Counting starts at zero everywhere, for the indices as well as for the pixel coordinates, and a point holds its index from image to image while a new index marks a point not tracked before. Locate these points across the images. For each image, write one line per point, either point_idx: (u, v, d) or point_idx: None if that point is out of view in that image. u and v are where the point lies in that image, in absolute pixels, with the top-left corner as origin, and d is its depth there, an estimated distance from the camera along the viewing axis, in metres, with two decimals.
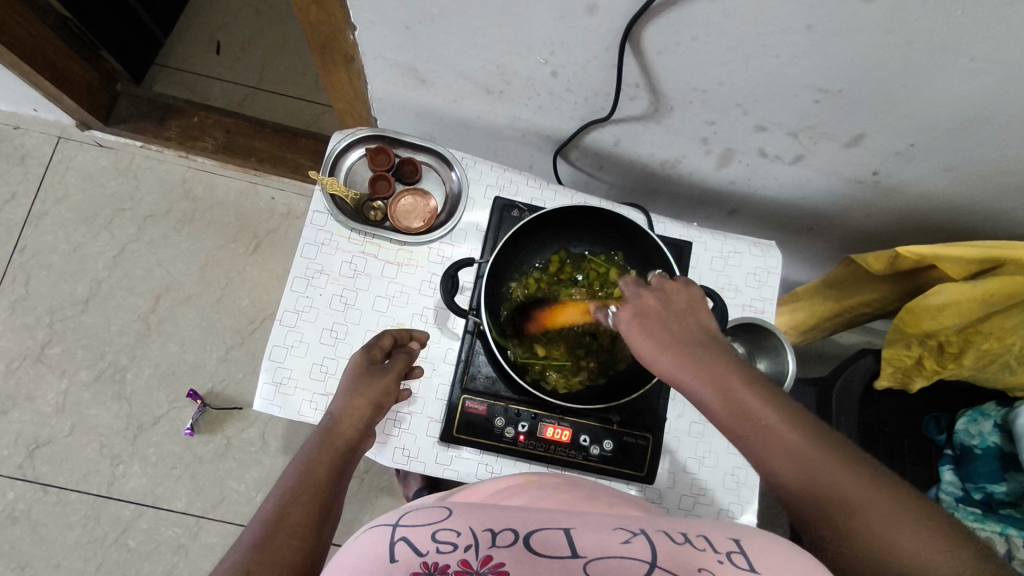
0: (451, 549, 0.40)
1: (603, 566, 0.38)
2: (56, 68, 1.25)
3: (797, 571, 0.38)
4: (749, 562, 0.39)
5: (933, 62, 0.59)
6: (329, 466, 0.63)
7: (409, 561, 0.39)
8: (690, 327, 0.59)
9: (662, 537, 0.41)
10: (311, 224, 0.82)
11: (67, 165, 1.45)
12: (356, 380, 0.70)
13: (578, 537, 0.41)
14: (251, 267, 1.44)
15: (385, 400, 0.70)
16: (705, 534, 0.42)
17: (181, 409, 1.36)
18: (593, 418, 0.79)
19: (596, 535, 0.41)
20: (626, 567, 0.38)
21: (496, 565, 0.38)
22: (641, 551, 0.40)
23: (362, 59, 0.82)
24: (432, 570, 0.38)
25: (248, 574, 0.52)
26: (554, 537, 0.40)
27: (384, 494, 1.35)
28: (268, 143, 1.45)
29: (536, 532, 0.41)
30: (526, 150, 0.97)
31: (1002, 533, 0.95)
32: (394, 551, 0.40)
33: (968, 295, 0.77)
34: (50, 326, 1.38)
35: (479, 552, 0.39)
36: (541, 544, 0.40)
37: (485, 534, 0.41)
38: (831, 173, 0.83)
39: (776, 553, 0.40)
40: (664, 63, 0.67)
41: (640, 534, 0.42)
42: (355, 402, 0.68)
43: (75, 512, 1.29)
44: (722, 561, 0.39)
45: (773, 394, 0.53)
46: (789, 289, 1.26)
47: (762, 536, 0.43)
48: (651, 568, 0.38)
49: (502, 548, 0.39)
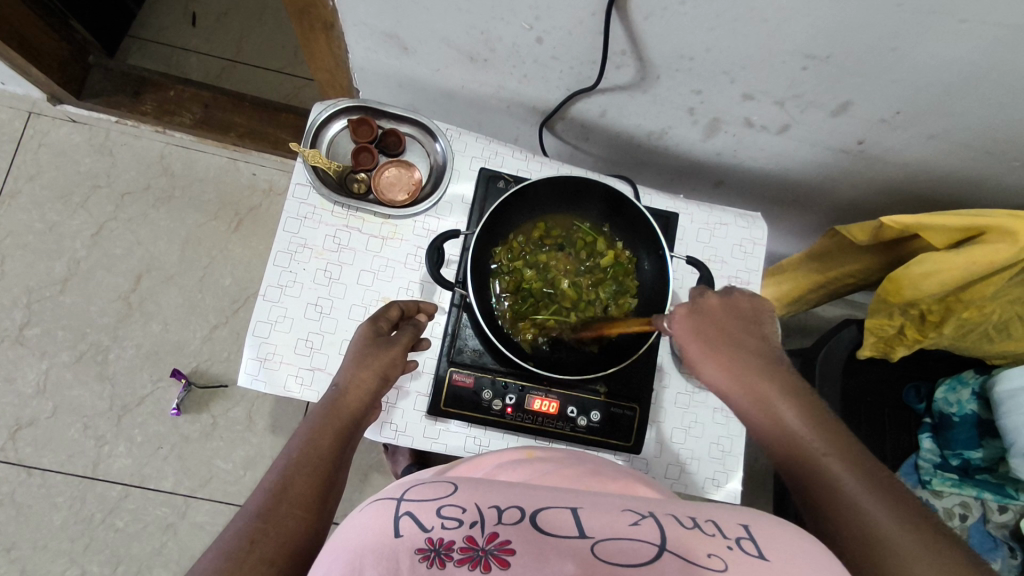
0: (457, 526, 0.40)
1: (611, 548, 0.38)
2: (24, 38, 1.19)
3: (804, 560, 0.38)
4: (758, 549, 0.39)
5: (921, 25, 0.58)
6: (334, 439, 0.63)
7: (413, 537, 0.39)
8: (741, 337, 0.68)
9: (670, 520, 0.42)
10: (293, 197, 0.80)
11: (40, 141, 1.41)
12: (362, 353, 0.68)
13: (585, 517, 0.41)
14: (233, 245, 1.42)
15: (391, 372, 0.69)
16: (713, 519, 0.42)
17: (165, 388, 1.35)
18: (581, 389, 0.79)
19: (604, 515, 0.41)
20: (634, 549, 0.38)
21: (502, 543, 0.38)
22: (651, 533, 0.40)
23: (342, 26, 0.80)
24: (438, 546, 0.38)
25: (252, 542, 0.52)
26: (562, 515, 0.40)
27: (373, 471, 1.36)
28: (248, 118, 1.40)
29: (543, 511, 0.41)
30: (511, 122, 0.96)
31: (978, 498, 1.03)
32: (399, 525, 0.40)
33: (952, 264, 0.77)
34: (27, 306, 1.35)
35: (484, 530, 0.39)
36: (549, 522, 0.40)
37: (490, 511, 0.41)
38: (817, 142, 0.83)
39: (786, 540, 0.40)
40: (651, 29, 0.66)
41: (649, 516, 0.42)
42: (361, 374, 0.67)
43: (60, 493, 1.28)
44: (732, 548, 0.39)
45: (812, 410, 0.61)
46: (773, 261, 1.27)
47: (771, 521, 0.43)
48: (660, 551, 0.38)
49: (508, 526, 0.40)
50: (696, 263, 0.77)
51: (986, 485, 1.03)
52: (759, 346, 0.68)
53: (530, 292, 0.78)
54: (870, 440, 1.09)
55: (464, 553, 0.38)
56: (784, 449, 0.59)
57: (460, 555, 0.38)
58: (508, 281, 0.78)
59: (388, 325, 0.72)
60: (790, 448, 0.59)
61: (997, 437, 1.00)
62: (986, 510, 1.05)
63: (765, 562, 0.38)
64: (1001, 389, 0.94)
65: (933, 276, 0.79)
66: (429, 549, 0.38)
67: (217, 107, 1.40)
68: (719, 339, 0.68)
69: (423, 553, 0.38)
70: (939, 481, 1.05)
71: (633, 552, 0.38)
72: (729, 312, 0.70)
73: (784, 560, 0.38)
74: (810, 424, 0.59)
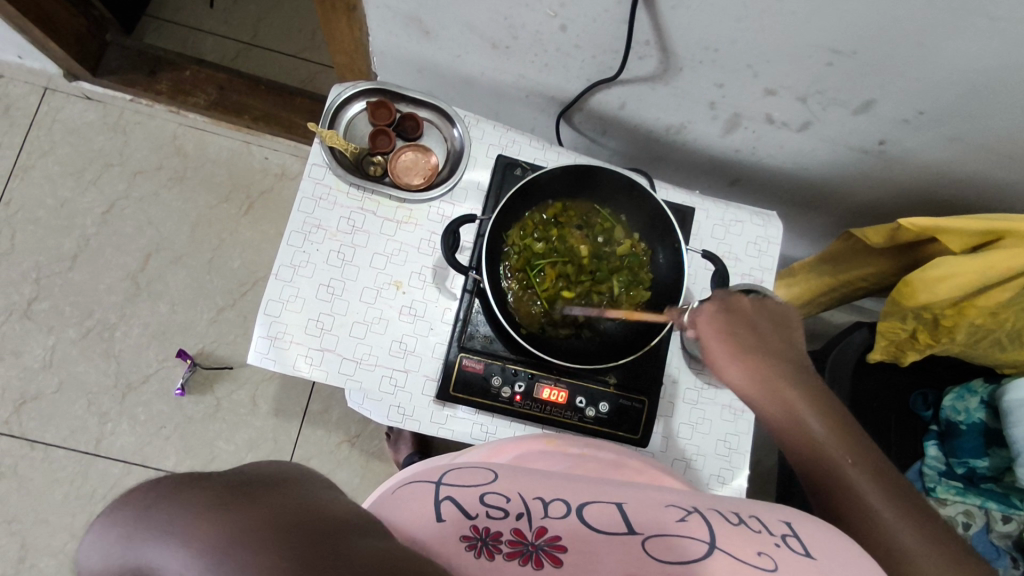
0: (502, 516, 0.40)
1: (660, 544, 0.39)
2: (43, 12, 1.19)
3: (848, 562, 0.40)
4: (804, 547, 0.40)
5: (951, 22, 0.58)
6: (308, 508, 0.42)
7: (458, 523, 0.40)
8: (761, 338, 0.70)
9: (715, 516, 0.43)
10: (309, 177, 0.80)
11: (54, 117, 1.41)
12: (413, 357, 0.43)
13: (631, 514, 0.41)
14: (243, 227, 1.42)
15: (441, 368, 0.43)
16: (756, 516, 0.44)
17: (171, 368, 1.35)
18: (590, 380, 0.79)
19: (650, 512, 0.42)
20: (683, 546, 0.39)
21: (552, 538, 0.39)
22: (699, 529, 0.41)
23: (364, 8, 0.79)
24: (485, 535, 0.39)
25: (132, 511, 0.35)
26: (607, 511, 0.41)
27: (374, 459, 1.36)
28: (263, 101, 1.40)
29: (587, 505, 0.42)
30: (529, 112, 0.96)
31: (982, 507, 1.01)
32: (441, 511, 0.41)
33: (970, 267, 0.77)
34: (36, 281, 1.35)
35: (532, 523, 0.40)
36: (596, 518, 0.41)
37: (535, 503, 0.42)
38: (837, 142, 0.82)
39: (828, 540, 0.42)
40: (676, 19, 0.66)
41: (693, 512, 0.43)
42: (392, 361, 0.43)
43: (62, 468, 1.29)
44: (780, 545, 0.40)
45: (836, 423, 0.61)
46: (784, 263, 1.26)
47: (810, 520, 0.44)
48: (711, 548, 0.39)
49: (555, 520, 0.40)
50: (712, 257, 0.77)
51: (992, 495, 1.03)
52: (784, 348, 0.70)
53: (544, 272, 0.78)
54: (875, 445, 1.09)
55: (512, 547, 0.39)
56: (796, 444, 0.61)
57: (509, 547, 0.38)
58: (517, 260, 0.77)
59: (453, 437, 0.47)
60: (804, 443, 0.60)
61: (1004, 447, 1.00)
62: (989, 520, 1.03)
63: (811, 560, 0.39)
64: (1010, 398, 0.94)
65: (948, 279, 0.78)
66: (475, 537, 0.39)
67: (232, 90, 1.40)
68: (742, 340, 0.70)
69: (469, 541, 0.39)
70: (943, 488, 1.03)
71: (683, 549, 0.39)
72: (760, 315, 0.73)
73: (829, 558, 0.40)
74: (830, 430, 0.60)
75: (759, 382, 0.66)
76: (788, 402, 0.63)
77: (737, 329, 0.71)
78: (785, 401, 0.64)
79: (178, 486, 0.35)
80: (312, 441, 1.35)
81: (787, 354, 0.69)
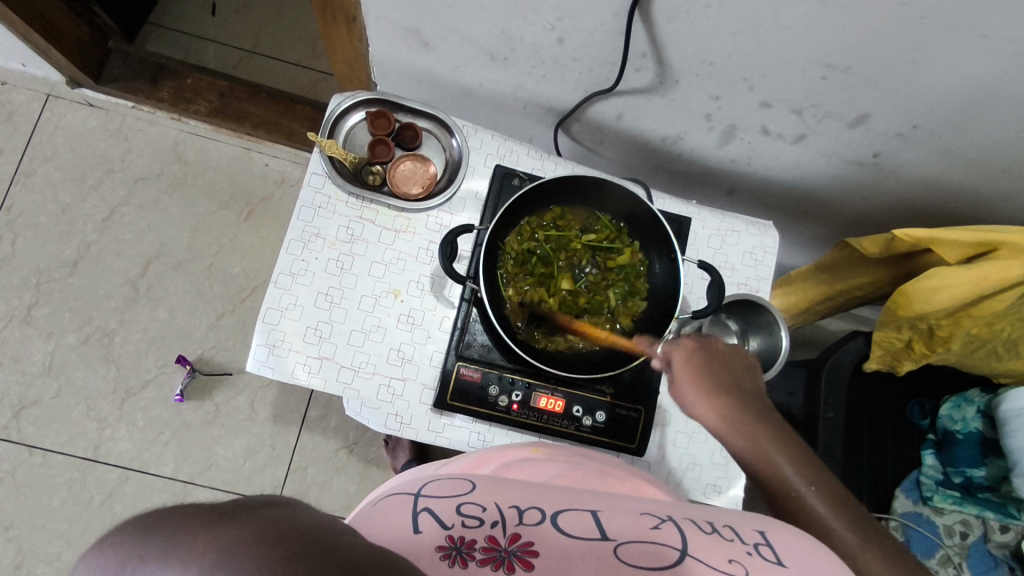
0: (478, 524, 0.40)
1: (633, 549, 0.40)
2: (46, 21, 1.20)
3: (820, 570, 0.41)
4: (776, 555, 0.41)
5: (943, 39, 0.58)
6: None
7: (433, 534, 0.40)
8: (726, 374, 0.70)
9: (690, 525, 0.44)
10: (308, 186, 0.81)
11: (56, 123, 1.42)
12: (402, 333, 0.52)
13: (606, 520, 0.42)
14: (243, 234, 1.43)
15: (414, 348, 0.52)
16: (731, 525, 0.45)
17: (169, 374, 1.36)
18: (586, 389, 0.79)
19: (624, 519, 0.43)
20: (656, 552, 0.40)
21: (525, 544, 0.39)
22: (672, 537, 0.41)
23: (364, 19, 0.80)
24: (459, 544, 0.39)
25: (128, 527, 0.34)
26: (582, 519, 0.42)
27: (372, 465, 1.36)
28: (264, 108, 1.41)
29: (562, 513, 0.42)
30: (527, 121, 0.96)
31: (978, 516, 1.04)
32: (418, 522, 0.41)
33: (962, 278, 0.77)
34: (36, 286, 1.36)
35: (506, 530, 0.40)
36: (570, 524, 0.41)
37: (511, 512, 0.42)
38: (832, 153, 0.83)
39: (800, 548, 0.43)
40: (672, 32, 0.66)
41: (668, 520, 0.44)
42: None
43: (60, 474, 1.29)
44: (752, 553, 0.41)
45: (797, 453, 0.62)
46: (780, 271, 1.27)
47: (783, 530, 0.45)
48: (683, 555, 0.40)
49: (530, 527, 0.41)
50: (709, 268, 0.77)
51: (987, 504, 1.04)
52: (746, 386, 0.70)
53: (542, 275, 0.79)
54: (873, 455, 1.10)
55: (487, 553, 0.38)
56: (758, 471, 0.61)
57: (482, 555, 0.38)
58: (512, 267, 0.78)
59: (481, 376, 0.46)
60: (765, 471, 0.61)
61: (1001, 457, 1.00)
62: (987, 530, 1.06)
63: (781, 567, 0.40)
64: (1007, 408, 0.94)
65: (944, 289, 0.78)
66: (450, 547, 0.39)
67: (233, 97, 1.41)
68: (707, 371, 0.70)
69: (443, 551, 0.38)
70: (941, 498, 1.05)
71: (657, 555, 0.40)
72: (723, 355, 0.73)
73: (800, 567, 0.40)
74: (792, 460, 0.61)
75: (724, 414, 0.66)
76: (754, 434, 0.63)
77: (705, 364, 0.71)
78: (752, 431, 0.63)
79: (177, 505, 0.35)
80: (310, 448, 1.36)
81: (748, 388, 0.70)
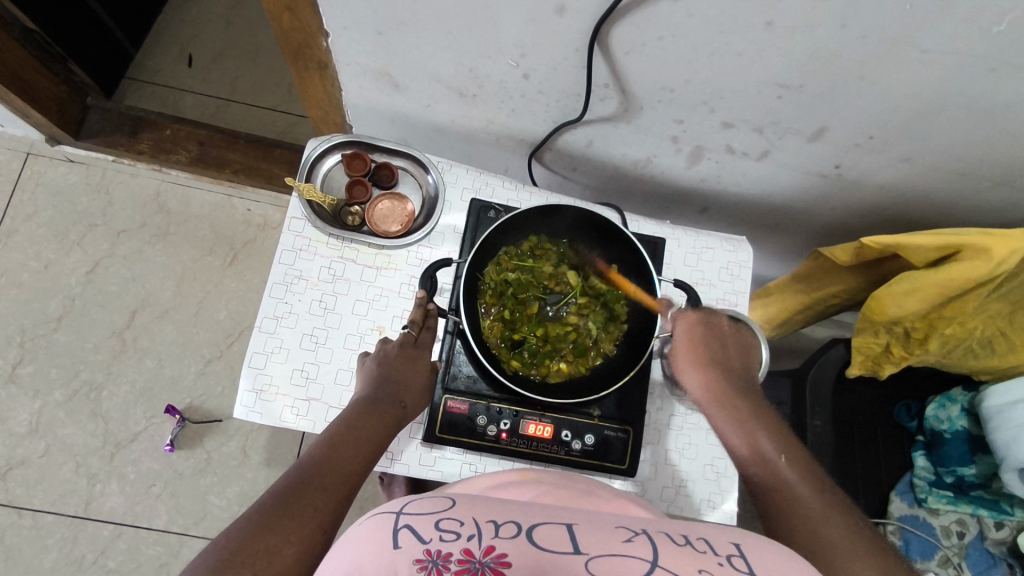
0: (455, 538, 0.42)
1: (604, 561, 0.40)
2: (24, 81, 1.21)
3: None
4: (749, 566, 0.42)
5: (887, 54, 0.61)
6: (373, 424, 0.66)
7: (412, 547, 0.41)
8: (728, 356, 0.76)
9: (662, 538, 0.44)
10: (289, 230, 0.82)
11: (37, 181, 1.43)
12: (397, 366, 0.72)
13: (579, 533, 0.43)
14: (228, 279, 1.44)
15: (406, 396, 0.71)
16: (705, 538, 0.45)
17: (159, 425, 1.35)
18: (574, 413, 0.80)
19: (598, 533, 0.44)
20: (627, 564, 0.40)
21: (498, 556, 0.40)
22: (642, 549, 0.42)
23: (335, 65, 0.82)
24: (435, 557, 0.40)
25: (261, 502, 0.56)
26: (555, 532, 0.43)
27: (368, 503, 1.35)
28: (243, 154, 1.42)
29: (537, 527, 0.43)
30: (501, 154, 0.99)
31: (973, 515, 1.04)
32: (397, 538, 0.42)
33: (928, 280, 0.79)
34: (21, 344, 1.35)
35: (482, 542, 0.41)
36: (543, 537, 0.42)
37: (487, 525, 0.43)
38: (796, 167, 0.86)
39: (773, 561, 0.43)
40: (631, 63, 0.69)
41: (641, 533, 0.45)
42: (399, 374, 0.72)
43: (51, 534, 1.27)
44: (723, 564, 0.42)
45: (796, 452, 0.66)
46: (760, 283, 1.29)
47: (756, 540, 0.46)
48: (652, 566, 0.40)
49: (504, 539, 0.42)
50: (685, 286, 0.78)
51: (981, 502, 1.04)
52: (744, 371, 0.76)
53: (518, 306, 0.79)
54: (865, 463, 1.11)
55: (461, 564, 0.40)
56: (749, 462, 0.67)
57: (457, 566, 0.40)
58: (491, 297, 0.79)
59: (417, 329, 0.75)
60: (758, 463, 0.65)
61: (989, 453, 1.01)
62: (983, 527, 1.06)
63: None
64: (990, 404, 0.96)
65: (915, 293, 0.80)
66: (427, 560, 0.40)
67: (212, 145, 1.43)
68: (707, 347, 0.76)
69: (421, 564, 0.40)
70: (935, 499, 1.05)
71: (626, 566, 0.40)
72: (731, 333, 0.78)
73: None
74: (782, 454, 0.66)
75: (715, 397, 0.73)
76: (743, 421, 0.69)
77: (709, 342, 0.77)
78: (742, 419, 0.70)
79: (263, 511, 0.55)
80: None
81: (747, 376, 0.76)
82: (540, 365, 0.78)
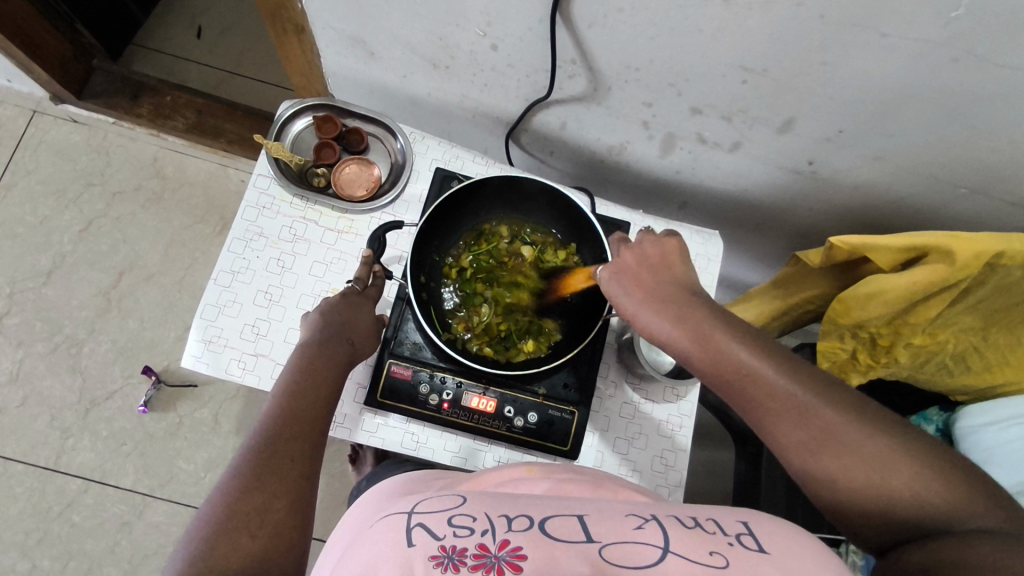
0: (468, 534, 0.43)
1: (617, 551, 0.41)
2: (29, 37, 1.24)
3: (807, 549, 0.40)
4: (758, 543, 0.41)
5: (847, 38, 0.60)
6: (329, 365, 0.66)
7: (426, 545, 0.42)
8: (665, 281, 0.59)
9: (672, 521, 0.44)
10: (253, 187, 0.83)
11: (40, 138, 1.46)
12: (338, 309, 0.70)
13: (591, 523, 0.43)
14: (216, 247, 1.45)
15: (353, 335, 0.70)
16: (714, 519, 0.44)
17: (135, 385, 1.36)
18: (520, 390, 0.79)
19: (610, 522, 0.44)
20: (639, 553, 0.40)
21: (514, 548, 0.41)
22: (654, 536, 0.42)
23: (312, 29, 0.83)
24: (451, 553, 0.41)
25: (235, 472, 0.56)
26: (568, 523, 0.43)
27: (333, 480, 1.35)
28: (238, 125, 1.44)
29: (550, 519, 0.44)
30: (479, 133, 0.99)
31: None
32: (410, 536, 0.44)
33: (894, 283, 0.77)
34: (9, 295, 1.38)
35: (496, 537, 0.42)
36: (557, 528, 0.43)
37: (501, 520, 0.44)
38: (768, 162, 0.85)
39: (783, 531, 0.42)
40: (595, 38, 0.69)
41: (651, 519, 0.44)
42: (339, 314, 0.70)
43: (20, 484, 1.29)
44: (733, 544, 0.41)
45: (803, 376, 0.51)
46: (741, 288, 1.27)
47: (767, 518, 0.45)
48: (664, 553, 0.40)
49: (518, 533, 0.42)
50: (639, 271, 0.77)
51: None
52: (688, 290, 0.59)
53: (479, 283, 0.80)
54: None
55: (477, 559, 0.41)
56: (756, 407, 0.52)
57: (474, 561, 0.40)
58: (451, 272, 0.81)
59: (361, 285, 0.73)
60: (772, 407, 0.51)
61: None
62: None
63: (764, 554, 0.39)
64: (963, 425, 0.93)
65: (877, 296, 0.78)
66: (443, 555, 0.41)
67: (210, 115, 1.43)
68: (649, 283, 0.60)
69: (436, 560, 0.41)
70: None
71: (637, 556, 0.40)
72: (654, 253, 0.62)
73: (783, 552, 0.39)
74: (793, 388, 0.51)
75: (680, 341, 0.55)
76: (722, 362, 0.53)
77: (643, 276, 0.60)
78: (722, 359, 0.53)
79: (240, 481, 0.55)
80: None
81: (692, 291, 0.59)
82: (492, 341, 0.79)
